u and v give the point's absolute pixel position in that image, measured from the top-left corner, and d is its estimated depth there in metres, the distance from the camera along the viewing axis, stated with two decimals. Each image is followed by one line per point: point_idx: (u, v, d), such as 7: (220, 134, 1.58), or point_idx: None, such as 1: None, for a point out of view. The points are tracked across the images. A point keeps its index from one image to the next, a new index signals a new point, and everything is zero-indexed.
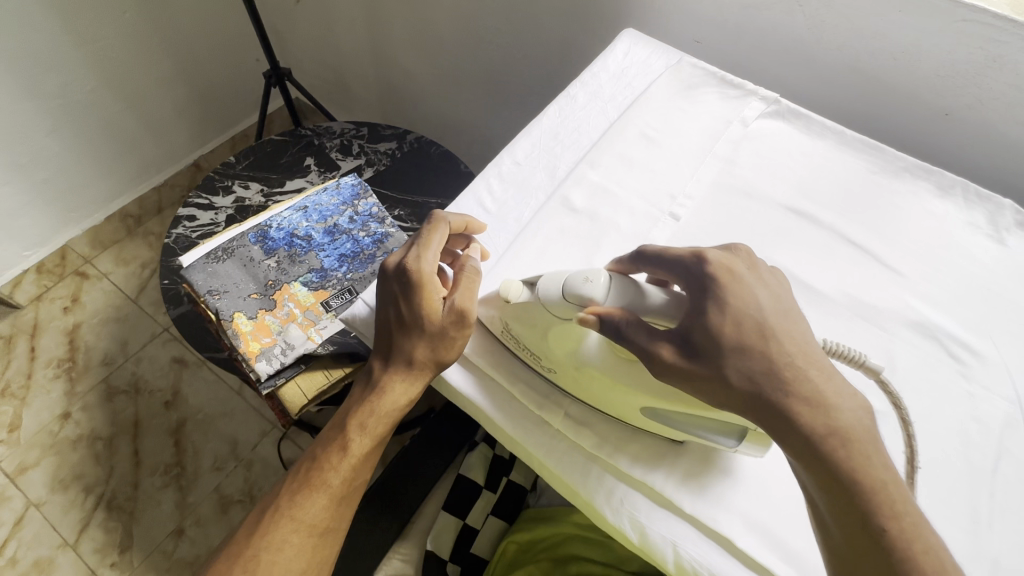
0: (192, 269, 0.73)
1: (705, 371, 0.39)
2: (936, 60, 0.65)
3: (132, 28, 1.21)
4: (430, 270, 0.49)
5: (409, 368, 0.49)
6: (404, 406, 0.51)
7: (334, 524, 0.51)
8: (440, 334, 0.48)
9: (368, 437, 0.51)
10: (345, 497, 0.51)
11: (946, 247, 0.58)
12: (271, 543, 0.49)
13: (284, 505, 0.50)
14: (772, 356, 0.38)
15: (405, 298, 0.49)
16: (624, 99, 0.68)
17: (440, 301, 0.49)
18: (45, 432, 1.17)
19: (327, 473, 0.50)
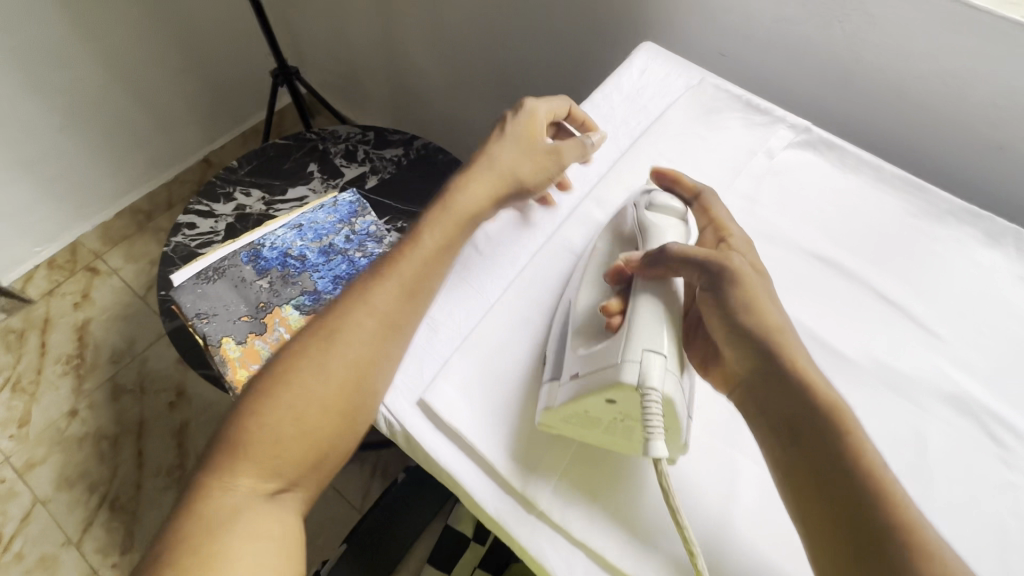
0: (181, 290, 0.71)
1: (726, 316, 0.41)
2: (993, 88, 0.58)
3: (140, 20, 1.18)
4: (540, 114, 0.55)
5: (493, 173, 0.52)
6: (478, 216, 0.50)
7: (411, 315, 0.45)
8: (529, 158, 0.53)
9: (442, 235, 0.48)
10: (419, 288, 0.46)
11: (994, 307, 0.52)
12: (345, 323, 0.44)
13: (355, 293, 0.46)
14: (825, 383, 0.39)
15: (508, 126, 0.54)
16: (638, 124, 0.62)
17: (539, 136, 0.54)
18: (53, 429, 1.19)
19: (383, 291, 0.45)
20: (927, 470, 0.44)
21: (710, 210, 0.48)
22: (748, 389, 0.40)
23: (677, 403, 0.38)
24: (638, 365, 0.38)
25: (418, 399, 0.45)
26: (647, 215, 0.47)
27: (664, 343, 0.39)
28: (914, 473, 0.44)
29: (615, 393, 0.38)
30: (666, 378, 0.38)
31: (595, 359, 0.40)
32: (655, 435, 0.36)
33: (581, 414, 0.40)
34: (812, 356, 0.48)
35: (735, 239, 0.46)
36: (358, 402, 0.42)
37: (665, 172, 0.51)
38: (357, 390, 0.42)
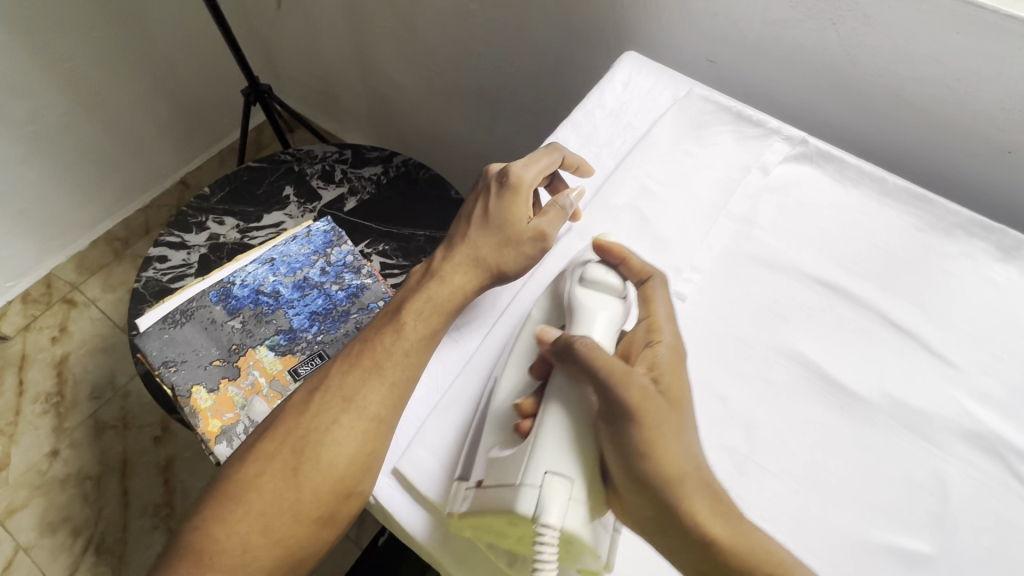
0: (147, 337, 0.67)
1: (625, 455, 0.36)
2: (1000, 92, 0.54)
3: (102, 42, 1.12)
4: (530, 182, 0.49)
5: (476, 259, 0.47)
6: (464, 296, 0.46)
7: (393, 416, 0.41)
8: (514, 243, 0.47)
9: (428, 321, 0.44)
10: (404, 382, 0.41)
11: (1011, 328, 0.49)
12: (321, 425, 0.39)
13: (332, 386, 0.41)
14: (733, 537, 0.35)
15: (494, 198, 0.48)
16: (623, 143, 0.58)
17: (527, 214, 0.48)
18: (34, 471, 1.15)
19: (359, 394, 0.40)
20: (950, 519, 0.40)
21: (652, 300, 0.43)
22: (664, 538, 0.36)
23: (581, 536, 0.34)
24: (538, 493, 0.34)
25: (392, 468, 0.41)
26: (581, 297, 0.43)
27: (570, 466, 0.36)
28: (937, 523, 0.40)
29: (513, 520, 0.35)
30: (568, 511, 0.34)
31: (497, 471, 0.36)
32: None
33: (490, 530, 0.36)
34: (819, 394, 0.45)
35: (663, 346, 0.40)
36: (330, 519, 0.38)
37: (612, 247, 0.45)
38: (331, 506, 0.38)
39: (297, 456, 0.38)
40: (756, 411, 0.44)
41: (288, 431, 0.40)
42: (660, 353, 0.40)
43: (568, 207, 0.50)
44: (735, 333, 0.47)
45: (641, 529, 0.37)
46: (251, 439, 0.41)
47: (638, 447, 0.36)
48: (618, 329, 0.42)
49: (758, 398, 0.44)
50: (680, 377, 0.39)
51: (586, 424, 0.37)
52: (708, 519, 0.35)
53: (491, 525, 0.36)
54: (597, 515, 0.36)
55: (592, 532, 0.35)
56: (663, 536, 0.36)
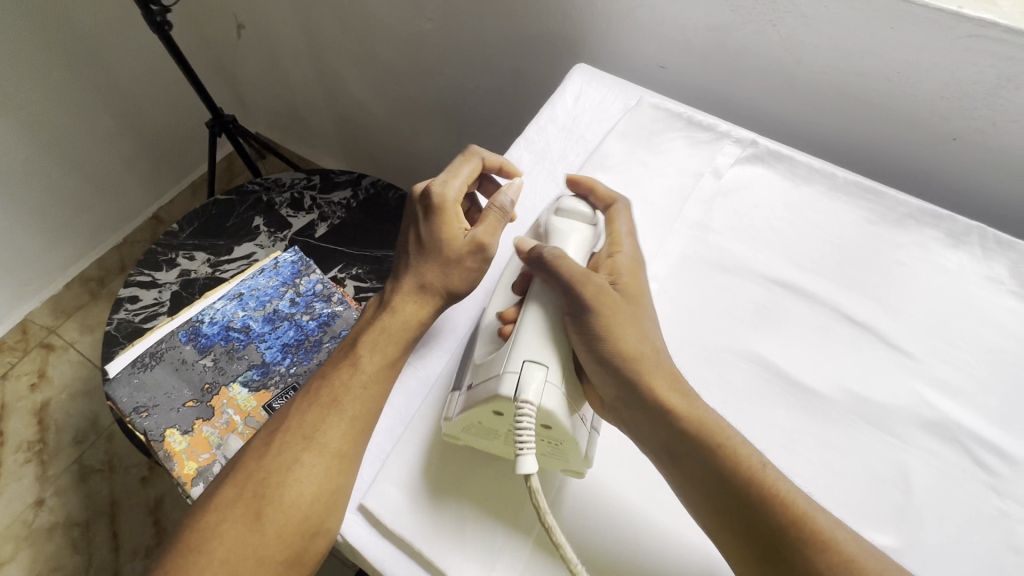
0: (117, 384, 0.66)
1: (590, 343, 0.40)
2: (940, 82, 0.55)
3: (62, 85, 1.11)
4: (454, 197, 0.48)
5: (420, 286, 0.46)
6: (418, 325, 0.45)
7: (356, 449, 0.41)
8: (456, 262, 0.46)
9: (385, 352, 0.44)
10: (366, 416, 0.41)
11: (965, 314, 0.49)
12: (281, 465, 0.39)
13: (290, 426, 0.41)
14: (698, 417, 0.38)
15: (424, 223, 0.47)
16: (576, 157, 0.59)
17: (462, 229, 0.47)
18: (20, 522, 1.13)
19: (320, 431, 0.40)
20: (914, 510, 0.41)
21: (615, 221, 0.48)
22: (629, 413, 0.39)
23: (559, 417, 0.37)
24: (519, 376, 0.37)
25: (358, 504, 0.41)
26: (554, 223, 0.47)
27: (548, 355, 0.39)
28: (902, 516, 0.41)
29: (498, 405, 0.37)
30: (545, 391, 0.37)
31: (484, 369, 0.40)
32: (525, 450, 0.36)
33: (484, 420, 0.39)
34: (780, 395, 0.45)
35: (622, 257, 0.45)
36: (297, 559, 0.38)
37: (581, 181, 0.50)
38: (297, 547, 0.37)
39: (258, 500, 0.38)
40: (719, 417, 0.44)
41: (247, 475, 0.39)
42: (620, 261, 0.45)
43: (506, 209, 0.49)
44: (695, 340, 0.48)
45: (617, 412, 0.40)
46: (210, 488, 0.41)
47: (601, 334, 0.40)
48: (586, 252, 0.46)
49: (720, 403, 0.45)
50: (640, 280, 0.44)
51: (558, 320, 0.41)
52: (666, 392, 0.39)
53: (483, 420, 0.39)
54: (576, 408, 0.39)
55: (572, 421, 0.38)
56: (634, 416, 0.39)
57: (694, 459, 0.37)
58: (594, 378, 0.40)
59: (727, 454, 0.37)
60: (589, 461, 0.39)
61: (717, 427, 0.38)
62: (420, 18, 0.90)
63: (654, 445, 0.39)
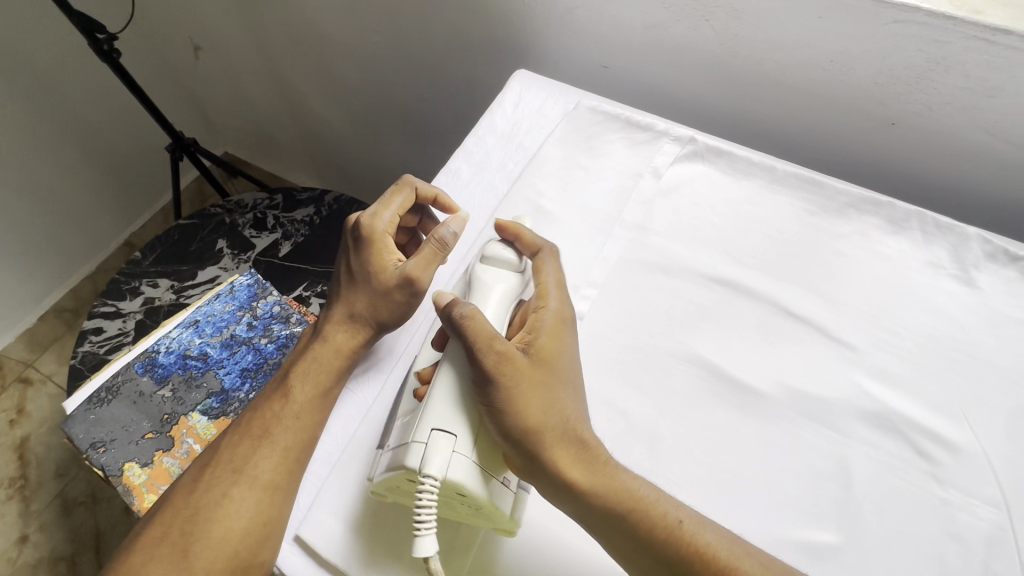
0: (73, 421, 0.65)
1: (494, 413, 0.37)
2: (873, 67, 0.55)
3: (19, 120, 1.10)
4: (384, 228, 0.49)
5: (349, 315, 0.47)
6: (348, 355, 0.46)
7: (289, 479, 0.41)
8: (384, 294, 0.47)
9: (316, 381, 0.44)
10: (297, 446, 0.42)
11: (906, 301, 0.49)
12: (211, 500, 0.40)
13: (221, 458, 0.42)
14: (609, 486, 0.37)
15: (354, 253, 0.49)
16: (515, 165, 0.59)
17: (392, 259, 0.48)
18: (4, 560, 1.12)
19: (249, 463, 0.41)
20: (855, 505, 0.41)
21: (542, 271, 0.46)
22: (543, 484, 0.38)
23: (470, 488, 0.36)
24: (424, 448, 0.36)
25: (294, 534, 0.40)
26: (481, 273, 0.45)
27: (459, 422, 0.37)
28: (842, 511, 0.40)
29: (408, 474, 0.37)
30: (452, 462, 0.36)
31: (401, 434, 0.39)
32: (424, 531, 0.34)
33: (402, 485, 0.38)
34: (719, 396, 0.45)
35: (548, 312, 0.43)
36: None
37: (508, 225, 0.48)
38: None
39: (186, 537, 0.38)
40: (658, 423, 0.44)
41: (177, 512, 0.40)
42: (544, 318, 0.42)
43: (445, 244, 0.47)
44: (634, 345, 0.47)
45: (534, 481, 0.38)
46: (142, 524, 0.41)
47: (503, 404, 0.37)
48: (512, 302, 0.44)
49: (658, 408, 0.44)
50: (558, 340, 0.41)
51: (466, 388, 0.39)
52: (570, 466, 0.37)
53: (401, 484, 0.38)
54: (494, 471, 0.38)
55: (486, 488, 0.37)
56: (545, 485, 0.38)
57: (609, 526, 0.37)
58: (504, 449, 0.38)
59: (643, 522, 0.36)
60: (516, 520, 0.39)
61: (629, 495, 0.37)
62: (368, 30, 0.90)
63: (571, 513, 0.38)
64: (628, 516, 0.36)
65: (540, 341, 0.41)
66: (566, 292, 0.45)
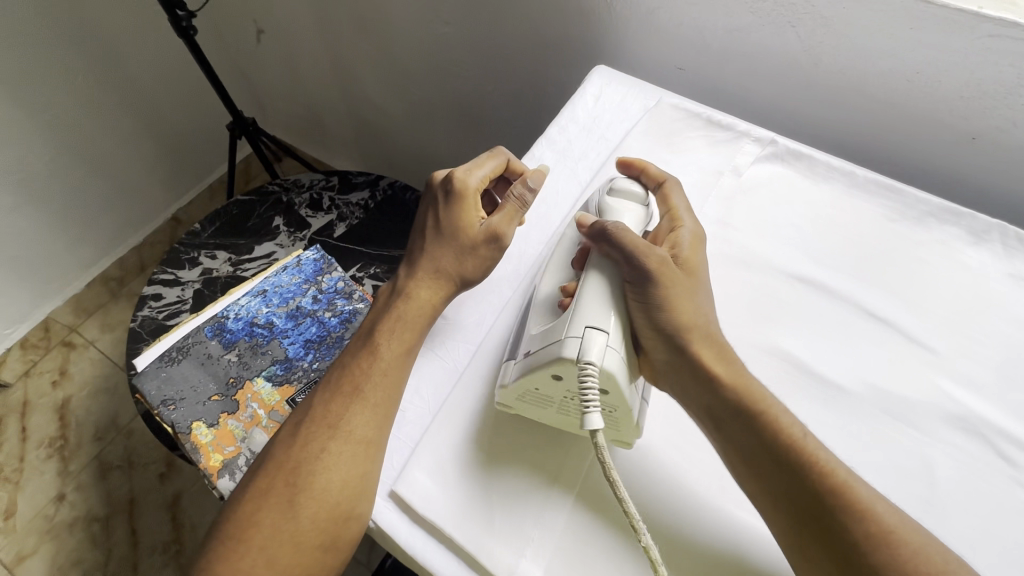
0: (145, 377, 0.67)
1: (651, 306, 0.41)
2: (959, 81, 0.55)
3: (86, 89, 1.14)
4: (472, 185, 0.50)
5: (436, 271, 0.48)
6: (433, 310, 0.47)
7: (382, 434, 0.42)
8: (470, 250, 0.49)
9: (403, 337, 0.46)
10: (387, 401, 0.43)
11: (989, 311, 0.50)
12: (308, 455, 0.41)
13: (315, 415, 0.43)
14: (746, 386, 0.40)
15: (442, 208, 0.50)
16: (598, 155, 0.60)
17: (478, 217, 0.50)
18: (41, 517, 1.14)
19: (344, 415, 0.42)
20: (940, 503, 0.41)
21: (670, 198, 0.49)
22: (680, 378, 0.41)
23: (619, 381, 0.38)
24: (580, 340, 0.38)
25: (388, 491, 0.42)
26: (608, 198, 0.48)
27: (611, 322, 0.39)
28: (926, 507, 0.41)
29: (560, 366, 0.38)
30: (607, 354, 0.38)
31: (541, 338, 0.41)
32: (592, 408, 0.37)
33: (543, 384, 0.40)
34: (803, 390, 0.46)
35: (684, 231, 0.46)
36: (332, 541, 0.39)
37: (633, 161, 0.52)
38: (330, 531, 0.39)
39: (291, 487, 0.39)
40: None
41: (278, 465, 0.41)
42: (682, 236, 0.45)
43: (522, 200, 0.51)
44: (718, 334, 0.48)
45: (667, 375, 0.42)
46: (240, 482, 0.42)
47: (660, 300, 0.41)
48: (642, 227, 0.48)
49: None
50: (698, 252, 0.45)
51: (617, 288, 0.42)
52: (711, 360, 0.40)
53: (537, 383, 0.40)
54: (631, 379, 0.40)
55: (628, 389, 0.39)
56: (683, 377, 0.41)
57: (738, 427, 0.39)
58: (647, 347, 0.42)
59: (773, 423, 0.38)
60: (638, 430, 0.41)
61: (764, 400, 0.39)
62: (439, 21, 0.92)
63: (697, 407, 0.41)
64: (759, 421, 0.38)
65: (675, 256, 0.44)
66: (694, 217, 0.48)
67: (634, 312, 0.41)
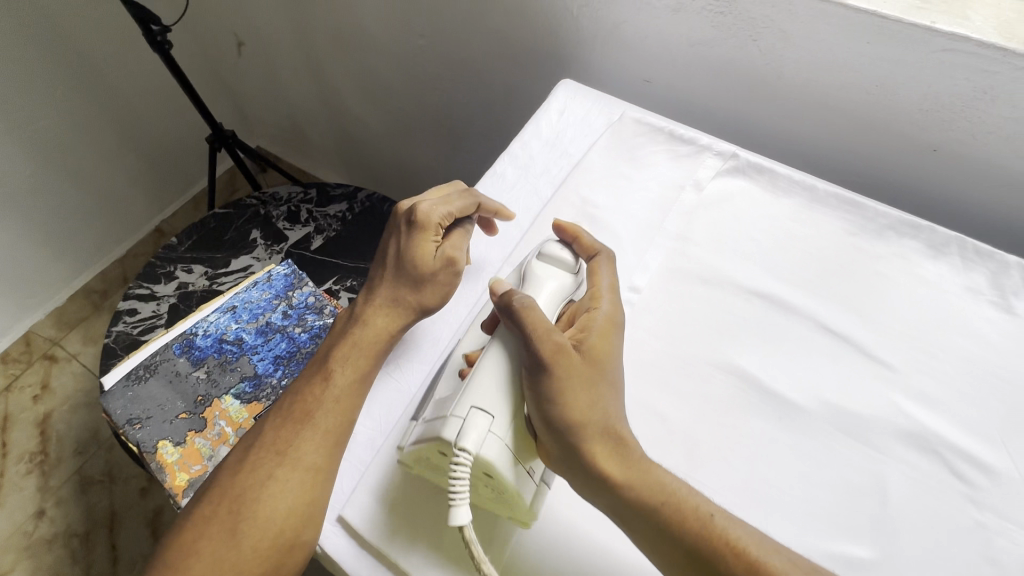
0: (111, 396, 0.67)
1: (542, 397, 0.39)
2: (918, 94, 0.56)
3: (65, 104, 1.14)
4: (432, 212, 0.50)
5: (393, 298, 0.48)
6: (391, 336, 0.47)
7: (331, 461, 0.42)
8: (429, 278, 0.49)
9: (357, 363, 0.46)
10: (339, 428, 0.43)
11: (946, 324, 0.50)
12: (255, 482, 0.40)
13: (265, 441, 0.43)
14: (647, 482, 0.38)
15: (403, 235, 0.50)
16: (560, 170, 0.61)
17: (439, 245, 0.50)
18: (20, 533, 1.13)
19: (293, 443, 0.42)
20: (891, 523, 0.41)
21: (597, 273, 0.47)
22: (574, 473, 0.39)
23: (499, 468, 0.37)
24: (461, 422, 0.38)
25: (337, 516, 0.42)
26: (534, 265, 0.47)
27: (497, 406, 0.39)
28: (878, 527, 0.41)
29: (441, 447, 0.38)
30: (486, 441, 0.37)
31: (436, 408, 0.41)
32: (459, 500, 0.36)
33: (433, 459, 0.40)
34: (757, 408, 0.45)
35: (598, 314, 0.44)
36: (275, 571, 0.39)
37: (567, 227, 0.50)
38: (273, 560, 0.39)
39: (234, 516, 0.39)
40: (694, 428, 0.45)
41: (224, 493, 0.41)
42: (595, 319, 0.43)
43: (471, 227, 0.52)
44: (673, 352, 0.48)
45: (562, 469, 0.40)
46: (187, 508, 0.42)
47: (552, 392, 0.39)
48: (562, 300, 0.46)
49: (700, 415, 0.45)
50: (607, 340, 0.43)
51: (516, 370, 0.41)
52: (606, 459, 0.38)
53: (430, 457, 0.40)
54: (520, 462, 0.39)
55: (513, 471, 0.38)
56: (577, 474, 0.39)
57: (634, 520, 0.38)
58: (542, 435, 0.40)
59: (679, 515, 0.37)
60: (535, 511, 0.40)
61: (662, 493, 0.38)
62: (413, 34, 0.92)
63: (597, 502, 0.39)
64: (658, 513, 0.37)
65: (586, 341, 0.42)
66: (618, 296, 0.47)
67: (529, 400, 0.40)
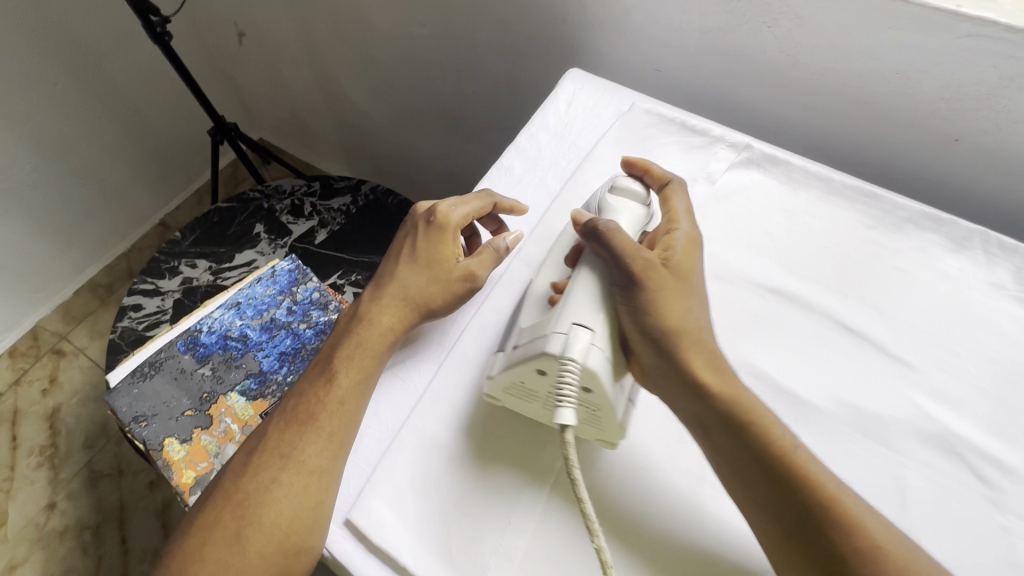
0: (116, 394, 0.66)
1: (636, 310, 0.41)
2: (940, 81, 0.53)
3: (67, 99, 1.13)
4: (454, 218, 0.49)
5: (403, 298, 0.47)
6: (398, 336, 0.46)
7: (336, 463, 0.41)
8: (441, 281, 0.48)
9: (362, 364, 0.45)
10: (343, 430, 0.42)
11: (966, 321, 0.48)
12: (260, 485, 0.40)
13: (269, 444, 0.42)
14: (737, 396, 0.39)
15: (421, 236, 0.49)
16: (568, 163, 0.59)
17: (455, 252, 0.49)
18: (32, 526, 1.14)
19: (299, 446, 0.41)
20: (913, 527, 0.40)
21: (671, 200, 0.48)
22: (668, 385, 0.41)
23: (602, 379, 0.38)
24: (565, 337, 0.38)
25: (344, 519, 0.41)
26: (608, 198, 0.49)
27: (597, 321, 0.40)
28: None
29: (542, 364, 0.39)
30: (590, 352, 0.38)
31: (531, 331, 0.42)
32: (564, 404, 0.38)
33: (528, 381, 0.40)
34: (773, 407, 0.44)
35: (679, 234, 0.45)
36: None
37: (636, 162, 0.51)
38: (279, 565, 0.38)
39: (238, 521, 0.39)
40: None
41: (228, 497, 0.40)
42: (678, 238, 0.45)
43: (504, 247, 0.50)
44: None
45: (655, 385, 0.41)
46: (190, 514, 0.42)
47: (647, 304, 0.41)
48: (640, 229, 0.48)
49: None
50: (690, 257, 0.44)
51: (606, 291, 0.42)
52: (701, 366, 0.40)
53: (523, 379, 0.40)
54: (617, 379, 0.40)
55: (613, 389, 0.39)
56: (671, 386, 0.41)
57: (728, 434, 0.38)
58: (636, 350, 0.41)
59: (764, 433, 0.38)
60: (623, 431, 0.40)
61: (750, 407, 0.39)
62: (416, 23, 0.90)
63: (687, 415, 0.40)
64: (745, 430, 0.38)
65: (669, 258, 0.44)
66: (694, 220, 0.48)
67: (623, 316, 0.41)
